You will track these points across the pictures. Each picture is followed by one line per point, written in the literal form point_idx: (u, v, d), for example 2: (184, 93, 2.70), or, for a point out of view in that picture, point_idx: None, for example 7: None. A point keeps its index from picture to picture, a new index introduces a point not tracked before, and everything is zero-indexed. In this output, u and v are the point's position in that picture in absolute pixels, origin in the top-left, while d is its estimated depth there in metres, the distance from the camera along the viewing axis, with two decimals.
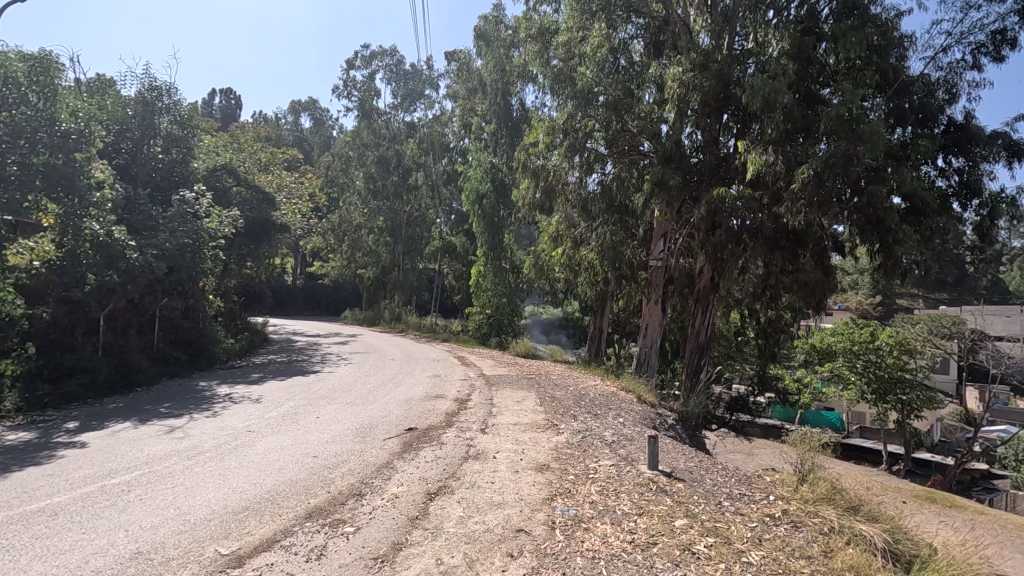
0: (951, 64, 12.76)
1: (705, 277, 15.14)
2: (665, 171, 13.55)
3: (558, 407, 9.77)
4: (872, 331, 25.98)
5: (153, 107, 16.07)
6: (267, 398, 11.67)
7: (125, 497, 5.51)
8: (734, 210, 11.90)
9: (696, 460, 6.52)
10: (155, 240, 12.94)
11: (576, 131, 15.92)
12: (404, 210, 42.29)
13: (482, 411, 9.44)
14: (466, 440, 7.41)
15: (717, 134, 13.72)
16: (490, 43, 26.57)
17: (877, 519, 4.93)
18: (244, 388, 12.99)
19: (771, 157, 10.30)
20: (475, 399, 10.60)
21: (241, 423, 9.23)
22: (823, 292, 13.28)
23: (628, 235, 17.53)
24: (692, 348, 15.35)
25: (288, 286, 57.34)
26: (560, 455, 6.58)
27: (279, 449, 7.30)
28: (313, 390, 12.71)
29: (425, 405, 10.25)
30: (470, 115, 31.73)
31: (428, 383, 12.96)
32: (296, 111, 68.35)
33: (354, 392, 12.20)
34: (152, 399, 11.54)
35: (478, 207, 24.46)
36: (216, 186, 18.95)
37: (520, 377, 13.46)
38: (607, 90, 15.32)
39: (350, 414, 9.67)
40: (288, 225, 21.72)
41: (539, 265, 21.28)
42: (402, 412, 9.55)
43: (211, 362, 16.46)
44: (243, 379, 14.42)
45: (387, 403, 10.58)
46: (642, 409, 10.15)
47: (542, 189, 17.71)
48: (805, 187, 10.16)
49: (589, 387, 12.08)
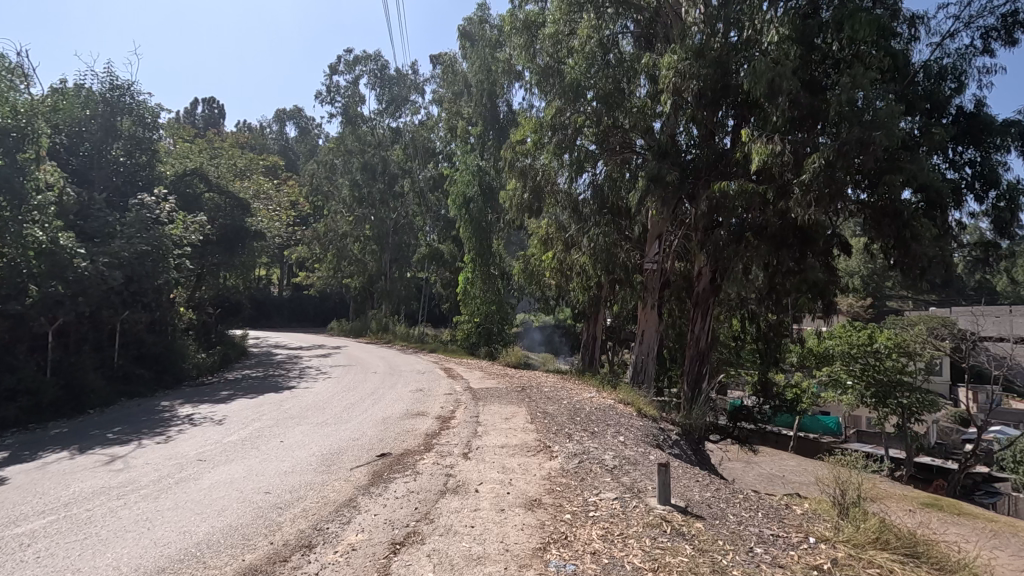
0: (959, 51, 12.11)
1: (705, 280, 14.29)
2: (661, 167, 12.72)
3: (551, 424, 8.82)
4: (869, 334, 25.85)
5: (116, 107, 15.14)
6: (232, 419, 10.61)
7: (20, 555, 4.48)
8: (737, 206, 11.05)
9: (712, 490, 5.58)
10: (109, 247, 12.02)
11: (565, 128, 15.19)
12: (390, 217, 41.37)
13: (466, 431, 8.45)
14: (445, 469, 6.41)
15: (715, 128, 12.92)
16: (475, 43, 25.84)
17: (944, 570, 4.10)
18: (208, 407, 11.89)
19: (778, 146, 9.49)
20: (459, 417, 9.61)
21: (193, 450, 8.16)
22: (831, 295, 12.46)
23: (621, 237, 16.67)
24: (692, 355, 14.43)
25: (274, 297, 56.10)
26: (553, 487, 5.62)
27: (228, 483, 6.28)
28: (285, 409, 11.64)
29: (404, 425, 9.23)
30: (456, 118, 30.95)
31: (409, 399, 11.93)
32: (281, 120, 67.45)
33: (328, 410, 11.15)
34: (102, 422, 10.42)
35: (465, 211, 23.59)
36: (183, 193, 17.76)
37: (510, 390, 12.49)
38: (598, 85, 14.52)
39: (319, 437, 8.63)
40: (265, 232, 20.68)
41: (529, 270, 20.35)
42: (377, 434, 8.53)
43: (178, 379, 15.33)
44: (210, 398, 13.29)
45: (363, 423, 9.57)
46: (642, 424, 9.23)
47: (531, 190, 16.85)
48: (815, 178, 9.34)
49: (584, 400, 11.11)
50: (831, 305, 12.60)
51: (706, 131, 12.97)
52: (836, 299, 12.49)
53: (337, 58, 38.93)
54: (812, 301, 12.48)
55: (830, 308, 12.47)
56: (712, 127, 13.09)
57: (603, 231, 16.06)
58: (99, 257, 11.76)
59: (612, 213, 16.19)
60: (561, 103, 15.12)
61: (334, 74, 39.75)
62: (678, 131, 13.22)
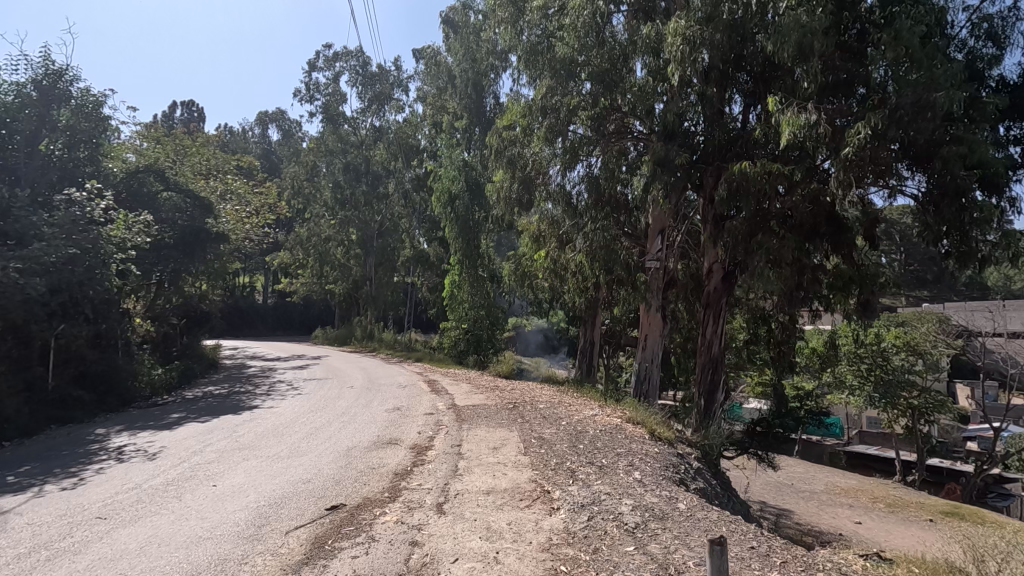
0: (1000, 12, 10.69)
1: (717, 277, 12.83)
2: (667, 150, 11.20)
3: (550, 456, 7.21)
4: (877, 333, 25.00)
5: (51, 94, 13.49)
6: (169, 452, 8.91)
7: None
8: (761, 191, 9.51)
9: (780, 568, 4.06)
10: (28, 251, 10.29)
11: (556, 111, 13.68)
12: (374, 220, 39.80)
13: (445, 469, 6.82)
14: (410, 534, 4.76)
15: (726, 106, 11.44)
16: (458, 31, 24.39)
17: None
18: (147, 436, 10.16)
19: (812, 116, 7.95)
20: (438, 448, 7.98)
21: (100, 500, 6.47)
22: (867, 291, 10.62)
23: (621, 233, 15.14)
24: (704, 362, 12.81)
25: (258, 305, 54.39)
26: (557, 566, 4.04)
27: (114, 560, 4.63)
28: (237, 436, 9.94)
29: (371, 459, 7.58)
30: (441, 114, 29.46)
31: (383, 421, 10.28)
32: (263, 123, 65.59)
33: (287, 438, 9.46)
34: (11, 459, 8.69)
35: (450, 209, 22.05)
36: (134, 192, 15.99)
37: (500, 408, 10.88)
38: (592, 62, 13.04)
39: (263, 479, 6.97)
40: (228, 234, 18.98)
41: (520, 271, 18.79)
42: (334, 474, 6.88)
43: (126, 399, 13.60)
44: (156, 423, 11.57)
45: (322, 456, 7.89)
46: (658, 452, 7.69)
47: (520, 182, 15.33)
48: (860, 152, 7.80)
49: (587, 419, 9.54)
50: (868, 304, 10.72)
51: (715, 107, 11.45)
52: (874, 297, 10.62)
53: (315, 54, 37.28)
54: (845, 299, 10.62)
55: (865, 308, 10.63)
56: (720, 104, 11.63)
57: (603, 225, 14.52)
58: (13, 262, 10.01)
59: (609, 207, 14.71)
60: (551, 84, 13.62)
61: (313, 71, 38.06)
62: (684, 110, 11.74)
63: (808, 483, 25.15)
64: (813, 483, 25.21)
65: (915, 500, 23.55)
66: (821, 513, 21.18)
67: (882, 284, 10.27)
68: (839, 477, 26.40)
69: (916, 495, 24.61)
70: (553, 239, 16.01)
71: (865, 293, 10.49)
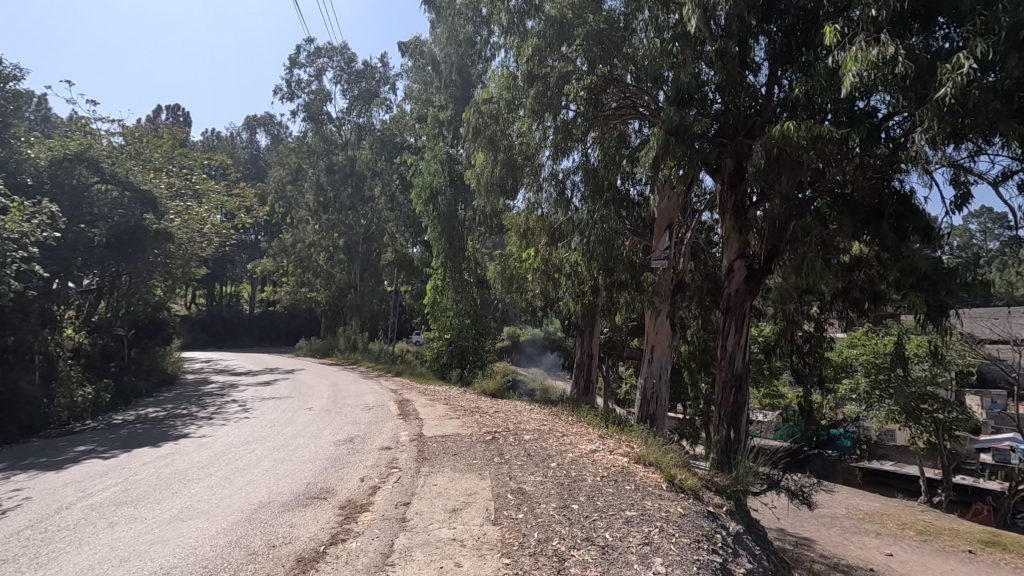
0: None
1: (740, 276, 10.70)
2: (682, 117, 9.15)
3: (532, 527, 5.03)
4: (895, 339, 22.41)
5: None
6: (27, 509, 6.63)
7: None
8: (805, 160, 7.41)
9: None
10: None
11: (546, 83, 11.61)
12: (359, 225, 37.71)
13: (374, 552, 4.64)
14: None
15: (750, 66, 9.42)
16: (442, 14, 22.40)
17: None
18: (21, 480, 7.93)
19: (889, 46, 5.84)
20: (379, 506, 5.79)
21: None
22: (947, 289, 7.00)
23: (621, 227, 13.05)
24: (724, 380, 10.59)
25: (243, 316, 52.56)
26: None
27: None
28: (133, 480, 7.69)
29: (278, 527, 5.37)
30: (426, 108, 27.38)
31: (324, 460, 8.08)
32: (251, 127, 63.52)
33: (192, 487, 7.21)
34: None
35: (432, 206, 19.91)
36: (60, 184, 13.83)
37: (474, 441, 8.68)
38: (589, 21, 10.97)
39: (109, 565, 4.75)
40: (175, 233, 16.77)
41: (508, 273, 16.68)
42: (210, 561, 4.65)
43: (34, 426, 11.41)
44: (50, 459, 9.31)
45: (215, 521, 5.66)
46: (685, 517, 5.49)
47: (503, 167, 13.30)
48: (956, 96, 5.68)
49: (583, 458, 7.36)
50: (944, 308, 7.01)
51: (738, 69, 9.39)
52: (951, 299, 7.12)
53: (297, 49, 35.20)
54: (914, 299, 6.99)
55: (941, 313, 7.06)
56: (745, 65, 9.56)
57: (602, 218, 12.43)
58: None
59: (610, 199, 12.66)
60: (539, 50, 11.60)
61: (295, 68, 35.89)
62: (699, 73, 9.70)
63: (828, 507, 22.89)
64: (833, 507, 22.97)
65: (948, 526, 21.35)
66: (845, 543, 18.88)
67: (973, 290, 7.02)
68: (862, 500, 24.12)
69: (948, 520, 22.38)
70: (543, 236, 13.89)
71: (945, 297, 7.06)
